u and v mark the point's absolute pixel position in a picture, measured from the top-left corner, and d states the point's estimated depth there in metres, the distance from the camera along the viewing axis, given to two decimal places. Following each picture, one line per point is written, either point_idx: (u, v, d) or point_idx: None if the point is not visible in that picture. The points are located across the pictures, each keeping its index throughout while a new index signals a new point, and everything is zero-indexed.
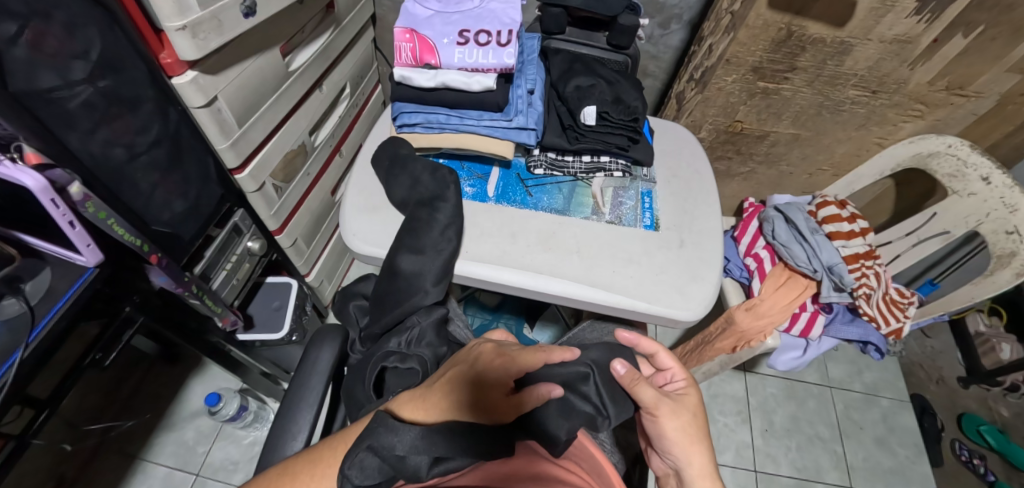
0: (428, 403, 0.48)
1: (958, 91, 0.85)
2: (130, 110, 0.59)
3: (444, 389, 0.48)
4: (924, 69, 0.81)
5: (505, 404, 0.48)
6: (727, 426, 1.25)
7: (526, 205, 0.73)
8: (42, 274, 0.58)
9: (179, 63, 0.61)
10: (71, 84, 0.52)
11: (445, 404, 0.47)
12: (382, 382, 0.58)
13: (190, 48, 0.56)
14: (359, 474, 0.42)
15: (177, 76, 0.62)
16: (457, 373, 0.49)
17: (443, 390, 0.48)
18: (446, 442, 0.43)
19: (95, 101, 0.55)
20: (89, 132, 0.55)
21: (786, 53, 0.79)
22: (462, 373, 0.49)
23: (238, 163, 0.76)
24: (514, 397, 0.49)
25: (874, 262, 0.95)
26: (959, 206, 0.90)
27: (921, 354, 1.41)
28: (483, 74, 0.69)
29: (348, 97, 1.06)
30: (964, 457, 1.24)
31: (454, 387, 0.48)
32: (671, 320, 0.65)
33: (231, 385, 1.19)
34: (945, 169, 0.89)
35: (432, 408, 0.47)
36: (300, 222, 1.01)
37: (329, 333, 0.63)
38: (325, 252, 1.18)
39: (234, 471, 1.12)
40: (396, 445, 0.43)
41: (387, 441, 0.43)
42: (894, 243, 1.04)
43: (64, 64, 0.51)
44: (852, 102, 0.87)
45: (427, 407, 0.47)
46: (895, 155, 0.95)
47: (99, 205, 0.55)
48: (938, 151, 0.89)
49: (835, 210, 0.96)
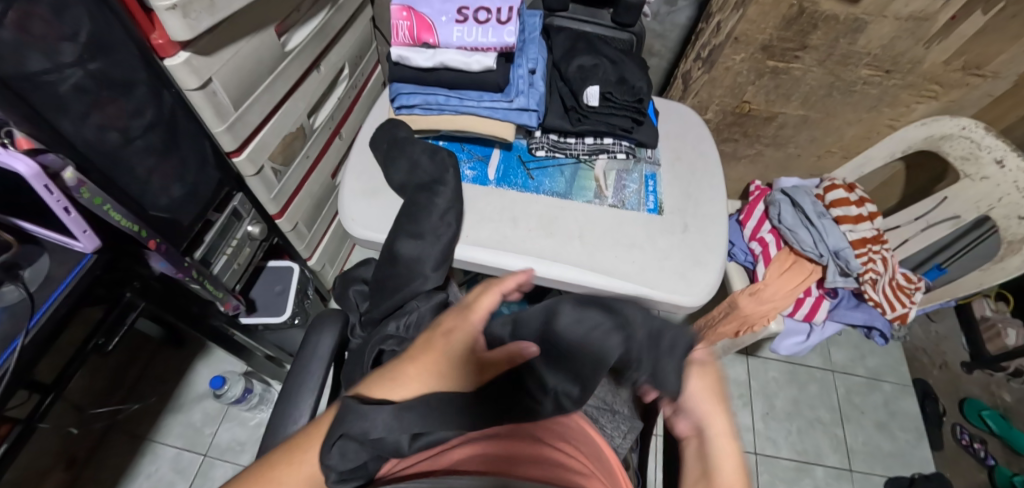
0: (406, 377, 0.46)
1: (975, 71, 0.82)
2: (123, 93, 0.58)
3: (412, 365, 0.46)
4: (940, 49, 0.78)
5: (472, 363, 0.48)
6: (727, 409, 1.26)
7: (527, 189, 0.72)
8: (40, 260, 0.58)
9: (172, 43, 0.59)
10: (60, 67, 0.50)
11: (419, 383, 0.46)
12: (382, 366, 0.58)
13: (181, 29, 0.55)
14: (340, 462, 0.41)
15: (170, 58, 0.60)
16: (418, 351, 0.48)
17: (421, 361, 0.47)
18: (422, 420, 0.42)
19: (86, 84, 0.53)
20: (81, 116, 0.54)
21: (798, 31, 0.76)
22: (424, 351, 0.48)
23: (235, 146, 0.75)
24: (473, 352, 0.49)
25: (882, 246, 0.93)
26: (972, 190, 0.88)
27: (925, 339, 1.40)
28: (483, 53, 0.66)
29: (346, 78, 1.04)
30: (964, 442, 1.25)
31: (422, 358, 0.47)
32: (674, 305, 0.64)
33: (236, 368, 1.20)
34: (958, 152, 0.87)
35: (412, 381, 0.45)
36: (300, 206, 1.00)
37: (328, 318, 0.63)
38: (326, 236, 1.17)
39: (240, 452, 1.14)
40: (370, 429, 0.41)
41: (359, 426, 0.41)
42: (902, 228, 1.02)
43: (53, 47, 0.49)
44: (864, 82, 0.85)
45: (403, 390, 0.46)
46: (906, 137, 0.92)
47: (94, 191, 0.55)
48: (951, 134, 0.87)
49: (843, 194, 0.94)
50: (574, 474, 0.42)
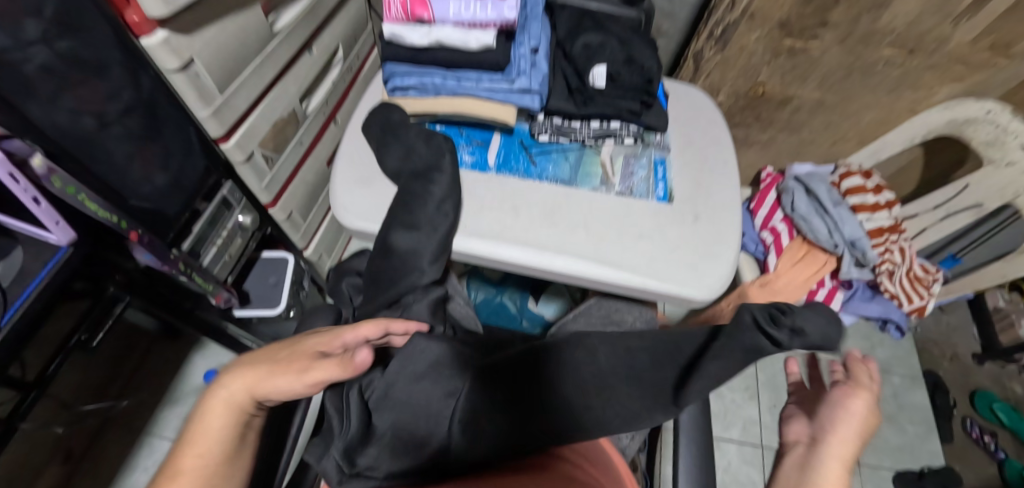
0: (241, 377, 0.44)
1: (1004, 51, 0.78)
2: (97, 74, 0.54)
3: (228, 400, 0.44)
4: (969, 26, 0.74)
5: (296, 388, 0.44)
6: (734, 402, 1.23)
7: (529, 176, 0.68)
8: (12, 254, 0.55)
9: (148, 21, 0.54)
10: (26, 45, 0.46)
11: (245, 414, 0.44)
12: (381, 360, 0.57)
13: (156, 4, 0.50)
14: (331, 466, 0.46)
15: (146, 37, 0.55)
16: (229, 385, 0.44)
17: (254, 361, 0.45)
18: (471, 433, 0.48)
19: (54, 65, 0.50)
20: (51, 99, 0.50)
21: (818, 7, 0.72)
22: (236, 385, 0.44)
23: (222, 132, 0.71)
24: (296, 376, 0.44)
25: (899, 236, 0.89)
26: (995, 177, 0.85)
27: (937, 330, 1.37)
28: (481, 30, 0.62)
29: (341, 61, 0.99)
30: (974, 434, 1.22)
31: (238, 393, 0.44)
32: (685, 299, 0.61)
33: (233, 361, 1.17)
34: (983, 137, 0.83)
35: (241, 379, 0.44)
36: (294, 195, 0.97)
37: (320, 313, 0.60)
38: (322, 225, 1.14)
39: None
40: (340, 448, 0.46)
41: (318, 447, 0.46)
42: (920, 217, 0.98)
43: (17, 24, 0.45)
44: (886, 63, 0.80)
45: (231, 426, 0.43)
46: (928, 121, 0.88)
47: (67, 179, 0.52)
48: (976, 118, 0.82)
49: (860, 181, 0.89)
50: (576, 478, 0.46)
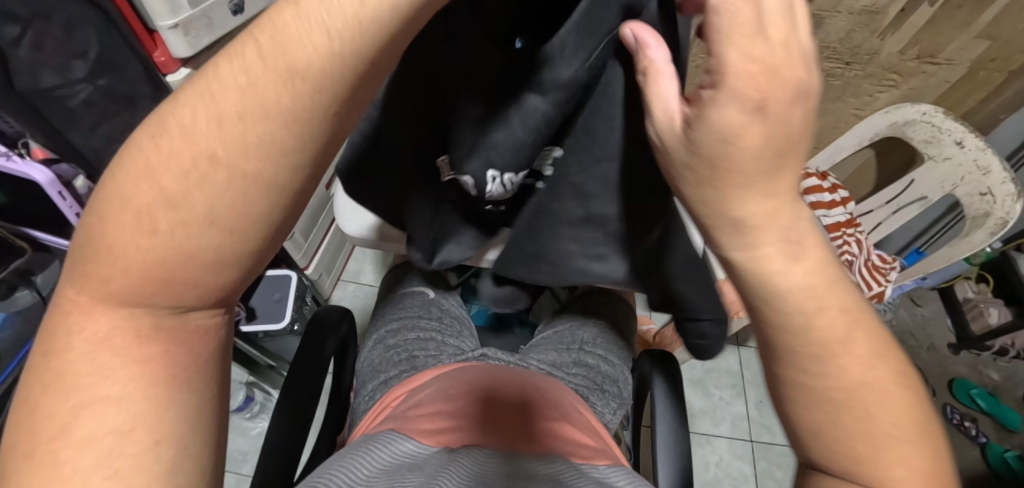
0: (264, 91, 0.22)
1: (929, 59, 0.89)
2: (128, 107, 0.63)
3: (234, 68, 0.18)
4: (894, 39, 0.86)
5: (344, 64, 0.19)
6: (722, 399, 1.28)
7: None
8: (52, 266, 0.68)
9: (172, 60, 0.63)
10: (72, 82, 0.57)
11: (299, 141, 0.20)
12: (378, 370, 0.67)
13: (183, 45, 0.60)
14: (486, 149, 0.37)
15: (172, 75, 0.64)
16: (243, 54, 0.19)
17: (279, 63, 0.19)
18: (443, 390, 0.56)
19: (95, 98, 0.60)
20: (90, 128, 0.61)
21: None
22: (259, 42, 0.18)
23: None
24: (326, 31, 0.18)
25: (856, 230, 0.98)
26: (936, 172, 0.93)
27: (912, 323, 1.43)
28: None
29: None
30: (955, 420, 1.28)
31: (266, 92, 0.18)
32: None
33: (238, 377, 1.18)
34: (921, 136, 0.91)
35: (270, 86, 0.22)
36: (296, 216, 1.02)
37: (325, 319, 0.65)
38: (322, 245, 1.19)
39: (243, 462, 1.11)
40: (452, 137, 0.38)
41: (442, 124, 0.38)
42: (875, 212, 1.07)
43: (64, 64, 0.56)
44: (828, 74, 0.93)
45: (259, 150, 0.19)
46: (873, 124, 0.95)
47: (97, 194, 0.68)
48: (914, 120, 0.90)
49: (817, 181, 0.98)
50: (544, 433, 0.50)
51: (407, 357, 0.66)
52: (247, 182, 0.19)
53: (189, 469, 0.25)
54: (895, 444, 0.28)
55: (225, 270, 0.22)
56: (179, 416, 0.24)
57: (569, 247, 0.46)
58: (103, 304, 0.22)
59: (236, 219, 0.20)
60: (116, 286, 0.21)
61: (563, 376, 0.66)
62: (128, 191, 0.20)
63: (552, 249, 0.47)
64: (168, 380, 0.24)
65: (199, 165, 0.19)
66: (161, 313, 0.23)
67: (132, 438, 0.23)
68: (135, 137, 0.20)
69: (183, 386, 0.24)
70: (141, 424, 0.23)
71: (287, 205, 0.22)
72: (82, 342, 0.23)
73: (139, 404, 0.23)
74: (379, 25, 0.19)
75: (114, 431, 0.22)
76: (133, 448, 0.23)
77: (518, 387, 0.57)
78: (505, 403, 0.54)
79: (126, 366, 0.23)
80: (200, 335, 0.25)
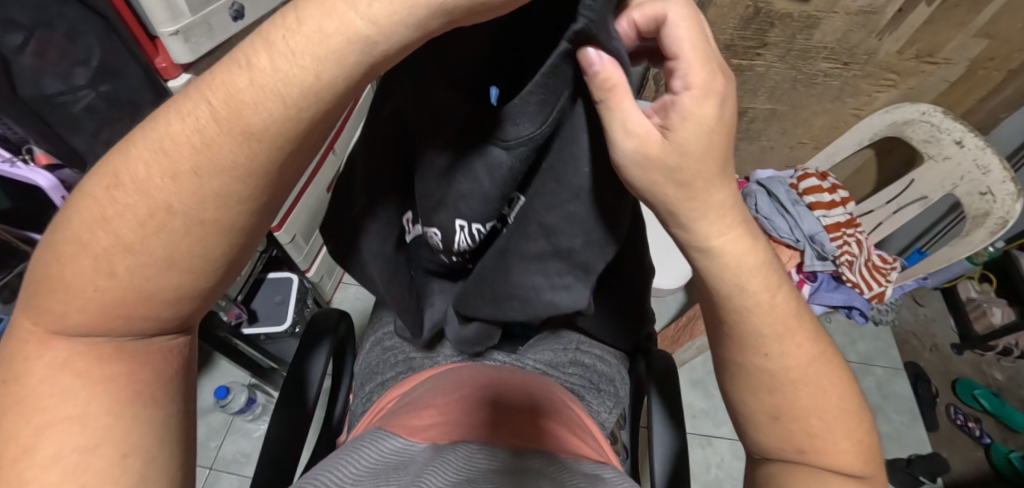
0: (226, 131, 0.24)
1: (928, 58, 0.89)
2: (130, 112, 0.64)
3: (187, 128, 0.21)
4: (892, 39, 0.86)
5: (295, 122, 0.21)
6: (723, 400, 1.27)
7: None
8: None
9: (174, 66, 0.63)
10: (74, 89, 0.59)
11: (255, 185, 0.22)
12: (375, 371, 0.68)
13: (183, 52, 0.60)
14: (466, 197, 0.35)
15: (173, 80, 0.64)
16: (195, 114, 0.21)
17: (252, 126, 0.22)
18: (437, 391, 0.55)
19: (97, 105, 0.61)
20: (92, 133, 0.63)
21: (756, 30, 0.86)
22: (199, 102, 0.21)
23: None
24: (281, 99, 0.20)
25: (856, 230, 0.98)
26: (936, 171, 0.93)
27: (915, 322, 1.42)
28: None
29: None
30: (959, 420, 1.27)
31: (220, 152, 0.21)
32: None
33: (241, 379, 1.18)
34: (920, 135, 0.91)
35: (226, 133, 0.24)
36: (297, 219, 1.02)
37: (324, 319, 0.66)
38: (324, 246, 1.20)
39: (245, 464, 1.12)
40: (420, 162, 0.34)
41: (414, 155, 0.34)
42: (875, 212, 1.07)
43: (67, 71, 0.57)
44: (825, 74, 0.93)
45: (217, 201, 0.22)
46: (872, 125, 0.96)
47: None
48: (913, 119, 0.91)
49: (815, 182, 0.99)
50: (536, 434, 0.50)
51: (405, 358, 0.67)
52: (193, 233, 0.23)
53: (162, 465, 0.28)
54: (834, 420, 0.35)
55: (181, 301, 0.26)
56: (143, 425, 0.27)
57: (536, 282, 0.40)
58: (61, 333, 0.26)
59: (194, 261, 0.24)
60: (76, 319, 0.25)
61: (560, 375, 0.66)
62: (87, 242, 0.23)
63: (519, 289, 0.41)
64: (133, 397, 0.27)
65: (150, 222, 0.22)
66: (124, 338, 0.27)
67: (97, 450, 0.25)
68: (91, 190, 0.23)
69: (148, 403, 0.28)
70: (105, 437, 0.26)
71: (245, 237, 0.25)
72: (42, 368, 0.26)
73: (105, 419, 0.26)
74: (346, 64, 0.20)
75: (92, 444, 0.25)
76: (112, 455, 0.26)
77: (514, 387, 0.56)
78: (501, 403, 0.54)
79: (89, 386, 0.26)
80: (156, 357, 0.28)
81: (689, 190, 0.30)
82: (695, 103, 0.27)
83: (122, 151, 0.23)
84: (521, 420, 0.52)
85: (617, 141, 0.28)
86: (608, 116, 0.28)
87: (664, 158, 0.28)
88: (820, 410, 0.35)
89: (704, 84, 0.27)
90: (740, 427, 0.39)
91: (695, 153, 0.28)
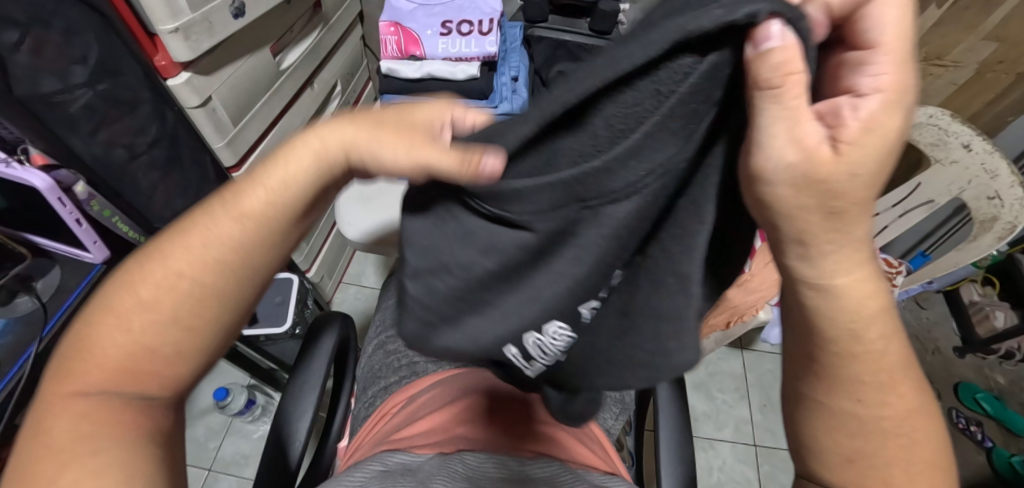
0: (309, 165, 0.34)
1: (935, 61, 0.89)
2: (128, 111, 0.64)
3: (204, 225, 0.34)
4: None
5: (275, 205, 0.34)
6: (725, 403, 1.27)
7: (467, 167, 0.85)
8: (51, 273, 0.67)
9: (174, 65, 0.64)
10: (72, 88, 0.57)
11: (242, 260, 0.35)
12: (376, 377, 0.67)
13: (184, 50, 0.59)
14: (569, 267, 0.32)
15: (172, 78, 0.65)
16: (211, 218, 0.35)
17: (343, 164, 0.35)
18: (442, 398, 0.55)
19: (95, 104, 0.60)
20: (90, 133, 0.61)
21: None
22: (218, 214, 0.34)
23: (233, 161, 0.80)
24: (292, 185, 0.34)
25: None
26: (942, 176, 0.92)
27: (917, 325, 1.42)
28: (467, 64, 0.86)
29: (339, 94, 1.07)
30: (962, 424, 1.27)
31: (223, 235, 0.34)
32: None
33: (240, 380, 1.17)
34: (928, 139, 0.90)
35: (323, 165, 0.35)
36: None
37: (326, 322, 0.65)
38: (324, 246, 1.19)
39: (245, 465, 1.11)
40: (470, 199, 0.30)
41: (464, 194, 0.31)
42: (882, 216, 1.05)
43: (64, 69, 0.56)
44: None
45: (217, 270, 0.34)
46: None
47: (103, 204, 0.67)
48: (920, 122, 0.89)
49: None
50: (541, 442, 0.49)
51: (407, 362, 0.66)
52: (199, 297, 0.34)
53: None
54: (892, 450, 0.36)
55: (179, 356, 0.35)
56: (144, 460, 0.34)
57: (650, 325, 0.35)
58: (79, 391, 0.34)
59: (193, 318, 0.34)
60: (97, 375, 0.34)
61: None
62: (116, 310, 0.34)
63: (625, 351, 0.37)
64: (135, 436, 0.34)
65: (167, 291, 0.34)
66: (130, 395, 0.34)
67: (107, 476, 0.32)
68: (122, 277, 0.35)
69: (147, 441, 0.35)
70: (113, 465, 0.33)
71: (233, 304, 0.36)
72: (63, 420, 0.33)
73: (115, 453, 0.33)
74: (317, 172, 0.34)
75: (103, 467, 0.32)
76: (119, 476, 0.32)
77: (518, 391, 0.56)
78: (505, 411, 0.53)
79: (99, 430, 0.33)
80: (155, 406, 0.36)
81: (838, 219, 0.29)
82: (879, 113, 0.26)
83: (154, 252, 0.35)
84: (526, 427, 0.51)
85: (765, 139, 0.26)
86: (763, 107, 0.25)
87: (826, 173, 0.26)
88: (903, 461, 0.36)
89: (888, 96, 0.26)
90: (804, 463, 0.39)
91: (863, 176, 0.27)
